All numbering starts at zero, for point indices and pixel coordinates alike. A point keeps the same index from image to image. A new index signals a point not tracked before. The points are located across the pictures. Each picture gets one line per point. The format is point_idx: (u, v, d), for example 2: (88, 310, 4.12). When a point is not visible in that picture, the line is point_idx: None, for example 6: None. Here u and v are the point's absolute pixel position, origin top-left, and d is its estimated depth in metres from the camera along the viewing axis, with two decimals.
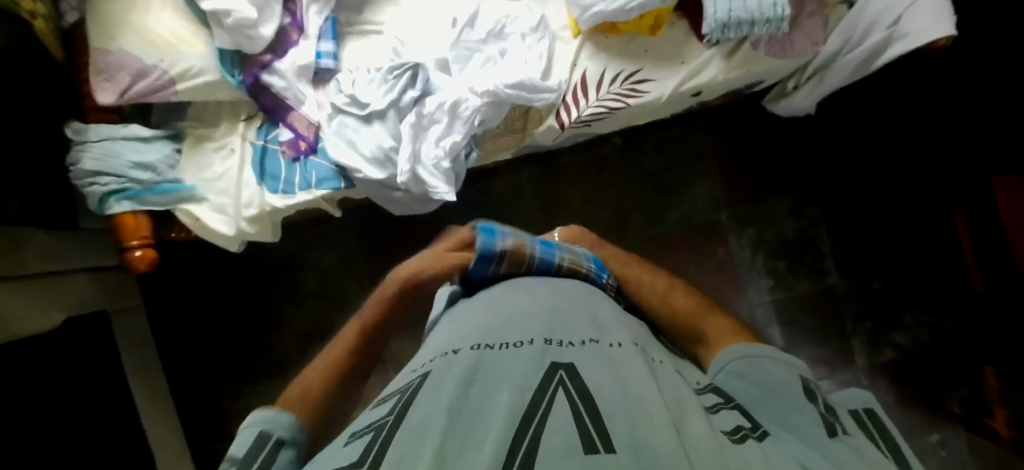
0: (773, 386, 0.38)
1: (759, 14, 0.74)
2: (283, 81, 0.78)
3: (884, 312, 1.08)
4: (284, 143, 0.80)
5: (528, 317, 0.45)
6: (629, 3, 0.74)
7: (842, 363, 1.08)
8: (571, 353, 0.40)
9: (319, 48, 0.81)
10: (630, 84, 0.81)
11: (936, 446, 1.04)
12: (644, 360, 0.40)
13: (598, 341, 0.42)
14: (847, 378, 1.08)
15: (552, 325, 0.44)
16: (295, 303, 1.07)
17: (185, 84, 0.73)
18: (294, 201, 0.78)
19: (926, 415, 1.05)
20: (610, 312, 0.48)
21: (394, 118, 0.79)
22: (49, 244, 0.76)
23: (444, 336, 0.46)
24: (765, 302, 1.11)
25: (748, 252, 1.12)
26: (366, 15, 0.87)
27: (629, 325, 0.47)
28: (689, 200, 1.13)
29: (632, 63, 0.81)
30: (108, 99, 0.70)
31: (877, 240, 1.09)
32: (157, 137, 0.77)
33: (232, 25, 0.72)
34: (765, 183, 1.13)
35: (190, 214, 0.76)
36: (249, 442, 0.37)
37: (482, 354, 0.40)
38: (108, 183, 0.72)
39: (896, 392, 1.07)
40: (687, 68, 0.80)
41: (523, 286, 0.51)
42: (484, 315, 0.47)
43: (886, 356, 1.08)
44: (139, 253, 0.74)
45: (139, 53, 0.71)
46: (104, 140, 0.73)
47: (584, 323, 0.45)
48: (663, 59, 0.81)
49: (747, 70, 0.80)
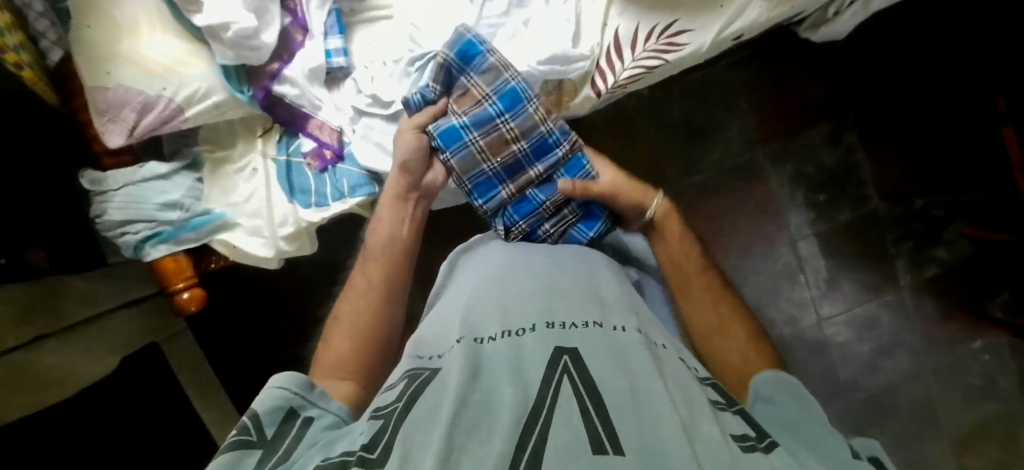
0: (802, 416, 0.41)
1: None
2: (295, 89, 0.77)
3: (927, 230, 0.99)
4: (308, 155, 0.81)
5: (530, 302, 0.46)
6: None
7: (886, 286, 1.00)
8: (573, 338, 0.40)
9: (327, 46, 0.79)
10: (667, 39, 0.76)
11: (979, 351, 0.98)
12: (648, 346, 0.40)
13: (600, 324, 0.42)
14: (892, 297, 1.00)
15: (552, 308, 0.44)
16: (328, 291, 1.09)
17: (194, 110, 0.73)
18: (328, 212, 0.80)
19: (969, 322, 0.99)
20: (607, 292, 0.49)
21: None
22: (89, 289, 0.78)
23: (444, 325, 0.48)
24: (806, 235, 1.02)
25: (787, 189, 1.02)
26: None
27: (627, 303, 0.47)
28: (720, 144, 1.02)
29: (668, 15, 0.76)
30: (119, 140, 0.70)
31: (928, 148, 0.99)
32: (175, 171, 0.78)
33: (234, 39, 0.69)
34: (804, 111, 1.01)
35: (225, 242, 0.79)
36: (277, 423, 0.40)
37: (483, 345, 0.41)
38: (140, 230, 0.74)
39: (939, 303, 0.99)
40: (726, 13, 0.75)
41: (521, 271, 0.52)
42: (486, 303, 0.47)
43: (930, 274, 0.99)
44: (187, 294, 0.77)
45: (138, 85, 0.69)
46: (125, 187, 0.73)
47: (585, 306, 0.45)
48: (699, 5, 0.76)
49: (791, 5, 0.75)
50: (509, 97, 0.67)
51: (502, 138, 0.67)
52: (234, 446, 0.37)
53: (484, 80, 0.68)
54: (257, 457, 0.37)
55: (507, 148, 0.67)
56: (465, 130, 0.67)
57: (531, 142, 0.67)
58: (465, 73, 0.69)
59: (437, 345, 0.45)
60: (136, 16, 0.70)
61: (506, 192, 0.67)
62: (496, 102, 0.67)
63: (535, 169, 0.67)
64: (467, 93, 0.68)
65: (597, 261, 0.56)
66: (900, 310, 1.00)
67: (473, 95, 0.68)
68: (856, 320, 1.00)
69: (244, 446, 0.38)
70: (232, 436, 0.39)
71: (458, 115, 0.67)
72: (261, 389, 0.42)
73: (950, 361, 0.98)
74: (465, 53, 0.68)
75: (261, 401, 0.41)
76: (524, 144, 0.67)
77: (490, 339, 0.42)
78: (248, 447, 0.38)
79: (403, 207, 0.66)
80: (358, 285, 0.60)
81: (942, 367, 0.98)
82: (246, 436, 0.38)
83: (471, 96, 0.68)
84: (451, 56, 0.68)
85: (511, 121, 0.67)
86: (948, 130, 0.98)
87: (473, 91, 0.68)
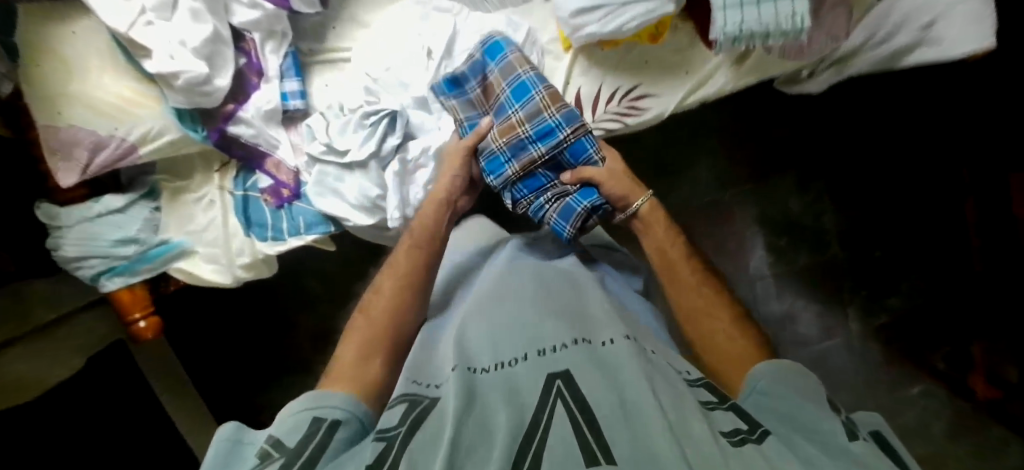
0: (799, 402, 0.42)
1: (775, 27, 0.64)
2: (251, 129, 0.72)
3: (884, 278, 1.07)
4: (265, 191, 0.77)
5: (520, 329, 0.48)
6: (630, 21, 0.63)
7: (836, 330, 1.09)
8: (562, 359, 0.42)
9: (284, 88, 0.72)
10: (629, 102, 0.74)
11: (917, 397, 1.06)
12: (636, 352, 0.43)
13: (588, 342, 0.45)
14: (842, 341, 1.08)
15: (540, 334, 0.46)
16: (305, 307, 1.08)
17: (149, 148, 0.69)
18: (285, 246, 0.78)
19: (911, 369, 1.06)
20: (592, 311, 0.51)
21: (376, 169, 0.72)
22: (58, 288, 0.79)
23: (441, 356, 0.50)
24: (767, 277, 1.10)
25: (750, 228, 1.09)
26: (330, 42, 0.75)
27: (612, 316, 0.50)
28: (689, 182, 1.08)
29: (631, 77, 0.74)
30: (71, 179, 0.66)
31: (889, 205, 1.05)
32: (131, 203, 0.72)
33: (184, 86, 0.64)
34: (775, 157, 1.06)
35: (183, 270, 0.77)
36: (300, 431, 0.41)
37: (477, 374, 0.43)
38: (95, 265, 0.68)
39: (885, 351, 1.07)
40: (691, 79, 0.73)
41: (510, 298, 0.54)
42: (477, 334, 0.50)
43: (880, 321, 1.07)
44: (143, 324, 0.72)
45: (91, 126, 0.65)
46: (80, 223, 0.68)
47: (573, 326, 0.47)
48: (664, 70, 0.73)
49: (759, 75, 0.72)
50: (524, 88, 0.67)
51: (511, 125, 0.67)
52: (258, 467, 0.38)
53: (505, 68, 0.68)
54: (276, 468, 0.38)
55: (517, 133, 0.67)
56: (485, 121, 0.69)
57: (533, 127, 0.66)
58: (491, 66, 0.69)
59: (434, 374, 0.47)
60: (86, 52, 0.65)
61: (512, 172, 0.68)
62: (512, 92, 0.67)
63: (540, 152, 0.67)
64: (488, 86, 0.69)
65: (584, 282, 0.58)
66: (849, 351, 1.08)
67: (492, 90, 0.69)
68: (806, 360, 1.09)
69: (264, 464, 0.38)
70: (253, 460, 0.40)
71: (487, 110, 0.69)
72: (285, 411, 0.43)
73: (889, 402, 1.06)
74: (491, 46, 0.68)
75: (280, 424, 0.42)
76: (532, 128, 0.66)
77: (483, 369, 0.44)
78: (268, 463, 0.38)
79: (444, 214, 0.67)
80: (389, 278, 0.60)
81: (881, 409, 1.06)
82: (266, 452, 0.39)
83: (491, 91, 0.69)
84: (477, 55, 0.69)
85: (524, 112, 0.67)
86: (908, 190, 1.03)
87: (494, 86, 0.69)
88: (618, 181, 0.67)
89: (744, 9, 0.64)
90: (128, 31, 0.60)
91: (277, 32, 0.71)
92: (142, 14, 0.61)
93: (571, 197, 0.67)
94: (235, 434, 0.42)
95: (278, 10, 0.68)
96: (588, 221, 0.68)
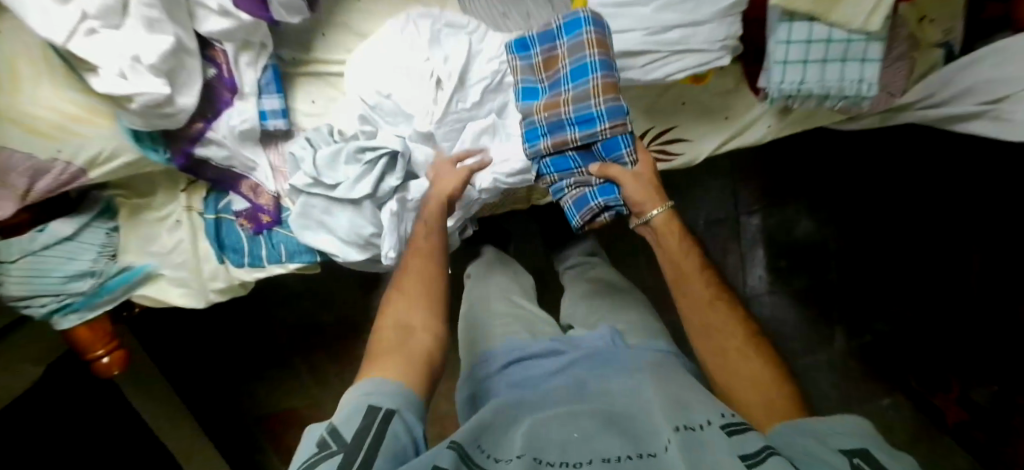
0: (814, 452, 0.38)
1: (837, 91, 0.57)
2: (222, 151, 0.61)
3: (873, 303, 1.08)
4: (241, 215, 0.67)
5: (585, 428, 0.44)
6: (676, 73, 0.55)
7: (821, 348, 1.08)
8: (629, 467, 0.39)
9: (262, 105, 0.63)
10: (659, 146, 0.67)
11: (885, 408, 1.07)
12: (697, 451, 0.38)
13: (651, 451, 0.41)
14: (824, 359, 1.08)
15: (605, 437, 0.43)
16: (284, 304, 1.01)
17: (101, 170, 0.58)
18: (264, 272, 0.70)
19: (883, 386, 1.07)
20: (646, 399, 0.48)
21: (371, 208, 0.63)
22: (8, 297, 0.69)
23: (500, 433, 0.46)
24: (762, 296, 1.08)
25: (753, 244, 1.06)
26: (320, 53, 0.66)
27: (668, 397, 0.46)
28: (697, 197, 1.02)
29: (664, 119, 0.66)
30: (9, 208, 0.55)
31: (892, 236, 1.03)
32: (82, 228, 0.63)
33: (142, 109, 0.52)
34: (787, 177, 1.03)
35: (147, 296, 0.69)
36: (359, 420, 0.39)
37: (542, 467, 0.39)
38: (47, 303, 0.61)
39: (863, 371, 1.08)
40: (731, 126, 0.66)
41: (573, 395, 0.51)
42: (540, 423, 0.46)
43: (862, 342, 1.08)
44: (107, 359, 0.68)
45: (26, 147, 0.53)
46: (24, 259, 0.58)
47: (640, 435, 0.43)
48: (701, 112, 0.66)
49: (804, 125, 0.66)
50: (585, 72, 0.54)
51: (556, 101, 0.57)
52: (316, 459, 0.37)
53: (575, 45, 0.54)
54: (337, 462, 0.36)
55: (560, 112, 0.56)
56: (536, 90, 0.59)
57: (578, 114, 0.55)
58: (562, 39, 0.55)
59: (494, 449, 0.43)
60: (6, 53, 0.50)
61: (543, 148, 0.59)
62: (568, 71, 0.55)
63: (570, 139, 0.56)
64: (553, 58, 0.57)
65: (638, 364, 0.54)
66: (830, 369, 1.08)
67: (554, 63, 0.57)
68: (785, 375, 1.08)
69: (323, 452, 0.37)
70: (315, 446, 0.38)
71: (543, 81, 0.58)
72: (347, 397, 0.42)
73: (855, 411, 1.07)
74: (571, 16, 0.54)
75: (342, 411, 0.40)
76: (573, 113, 0.56)
77: (549, 463, 0.40)
78: (327, 456, 0.36)
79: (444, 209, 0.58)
80: (417, 258, 0.54)
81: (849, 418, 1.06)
82: (325, 442, 0.38)
83: (552, 64, 0.57)
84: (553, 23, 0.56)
85: (574, 93, 0.55)
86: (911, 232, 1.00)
87: (558, 58, 0.56)
88: (646, 185, 0.57)
89: (807, 66, 0.56)
90: (66, 45, 0.47)
91: (256, 44, 0.60)
92: (83, 22, 0.47)
93: (591, 188, 0.59)
94: (306, 431, 0.41)
95: (257, 22, 0.57)
96: (600, 217, 0.60)
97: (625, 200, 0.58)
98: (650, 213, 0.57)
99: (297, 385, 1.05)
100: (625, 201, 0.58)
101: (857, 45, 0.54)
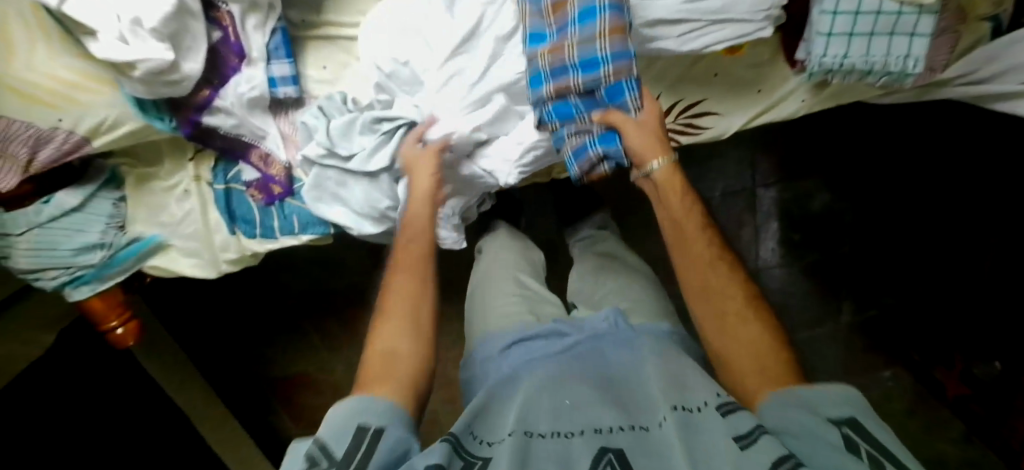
0: (809, 425, 0.37)
1: (881, 67, 0.53)
2: (230, 120, 0.58)
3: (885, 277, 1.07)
4: (251, 185, 0.64)
5: (581, 398, 0.45)
6: (714, 44, 0.52)
7: (827, 320, 1.09)
8: (618, 440, 0.40)
9: (271, 72, 0.60)
10: (687, 120, 0.64)
11: (884, 378, 1.08)
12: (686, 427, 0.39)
13: (642, 425, 0.41)
14: (830, 331, 1.09)
15: (597, 407, 0.43)
16: (293, 271, 1.00)
17: (105, 139, 0.55)
18: (276, 244, 0.68)
19: (885, 358, 1.08)
20: (644, 375, 0.47)
21: (388, 180, 0.62)
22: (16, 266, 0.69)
23: (497, 408, 0.47)
24: (772, 268, 1.07)
25: (768, 216, 1.04)
26: (330, 15, 0.62)
27: (666, 373, 0.45)
28: (714, 167, 1.00)
29: (694, 91, 0.63)
30: (12, 179, 0.53)
31: None
32: (88, 198, 0.61)
33: (144, 77, 0.49)
34: (807, 148, 1.00)
35: (158, 267, 0.68)
36: (348, 439, 0.38)
37: (534, 440, 0.41)
38: (58, 275, 0.60)
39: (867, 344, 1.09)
40: (763, 100, 0.62)
41: (570, 362, 0.50)
42: (534, 391, 0.46)
43: (868, 315, 1.08)
44: (122, 330, 0.68)
45: (24, 116, 0.50)
46: (31, 231, 0.57)
47: (634, 409, 0.44)
48: (733, 84, 0.62)
49: (840, 100, 0.63)
50: (594, 12, 0.49)
51: (561, 43, 0.51)
52: None
53: None
54: None
55: (563, 55, 0.51)
56: (542, 37, 0.53)
57: (582, 56, 0.50)
58: None
59: (488, 429, 0.44)
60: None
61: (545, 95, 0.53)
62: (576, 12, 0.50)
63: (574, 84, 0.51)
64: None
65: (640, 339, 0.53)
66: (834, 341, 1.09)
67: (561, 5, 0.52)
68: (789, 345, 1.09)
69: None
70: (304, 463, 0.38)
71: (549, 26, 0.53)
72: (336, 411, 0.41)
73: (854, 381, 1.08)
74: None
75: (329, 426, 0.40)
76: (577, 56, 0.50)
77: (541, 435, 0.41)
78: None
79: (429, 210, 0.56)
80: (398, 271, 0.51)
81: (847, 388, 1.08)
82: (315, 459, 0.37)
83: (558, 6, 0.52)
84: None
85: (580, 35, 0.50)
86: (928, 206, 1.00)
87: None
88: (648, 134, 0.51)
89: (852, 40, 0.52)
90: (60, 7, 0.44)
91: (264, 5, 0.57)
92: None
93: (591, 137, 0.53)
94: (296, 448, 0.41)
95: None
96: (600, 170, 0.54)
97: (626, 150, 0.52)
98: (651, 164, 0.51)
99: (307, 350, 1.05)
100: (626, 151, 0.52)
101: (908, 19, 0.51)
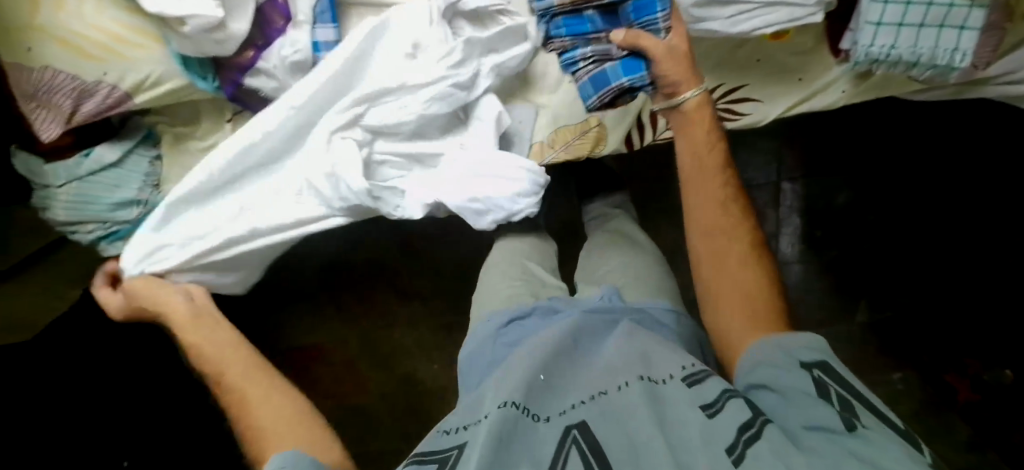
0: (789, 383, 0.42)
1: (927, 60, 0.53)
2: (273, 82, 0.58)
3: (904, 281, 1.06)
4: None
5: (548, 374, 0.47)
6: (766, 28, 0.52)
7: (841, 320, 1.07)
8: (581, 412, 0.43)
9: (315, 37, 0.58)
10: (726, 105, 0.64)
11: (893, 381, 1.05)
12: (648, 397, 0.42)
13: (606, 392, 0.44)
14: (843, 331, 1.07)
15: (555, 393, 0.46)
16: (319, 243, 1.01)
17: (147, 96, 0.55)
18: None
19: (895, 362, 1.06)
20: (610, 349, 0.50)
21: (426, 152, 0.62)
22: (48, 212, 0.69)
23: (474, 396, 0.50)
24: (790, 263, 1.06)
25: (789, 212, 1.04)
26: None
27: (631, 348, 0.48)
28: (741, 160, 1.00)
29: (737, 76, 0.62)
30: (54, 128, 0.54)
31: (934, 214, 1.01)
32: (126, 154, 0.61)
33: (192, 33, 0.50)
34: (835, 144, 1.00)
35: None
36: None
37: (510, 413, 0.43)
38: (94, 230, 0.62)
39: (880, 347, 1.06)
40: (803, 88, 0.62)
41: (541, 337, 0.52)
42: (507, 369, 0.49)
43: (883, 317, 1.06)
44: None
45: (71, 67, 0.51)
46: (70, 183, 0.58)
47: (594, 379, 0.47)
48: (776, 72, 0.62)
49: (878, 92, 0.63)
50: None
51: None
52: None
53: None
54: None
55: None
56: None
57: None
58: None
59: (464, 417, 0.47)
60: None
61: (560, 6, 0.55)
62: None
63: None
64: None
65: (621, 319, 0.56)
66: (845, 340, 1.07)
67: None
68: None
69: None
70: None
71: None
72: None
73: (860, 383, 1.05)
74: None
75: None
76: None
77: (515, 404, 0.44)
78: None
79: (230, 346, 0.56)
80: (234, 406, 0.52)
81: None
82: None
83: None
84: None
85: None
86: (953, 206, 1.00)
87: None
88: (679, 59, 0.52)
89: (901, 30, 0.52)
90: None
91: None
92: None
93: (611, 63, 0.55)
94: None
95: None
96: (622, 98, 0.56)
97: (652, 77, 0.53)
98: (682, 96, 0.53)
99: (323, 321, 1.06)
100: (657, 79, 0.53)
101: (959, 10, 0.50)
